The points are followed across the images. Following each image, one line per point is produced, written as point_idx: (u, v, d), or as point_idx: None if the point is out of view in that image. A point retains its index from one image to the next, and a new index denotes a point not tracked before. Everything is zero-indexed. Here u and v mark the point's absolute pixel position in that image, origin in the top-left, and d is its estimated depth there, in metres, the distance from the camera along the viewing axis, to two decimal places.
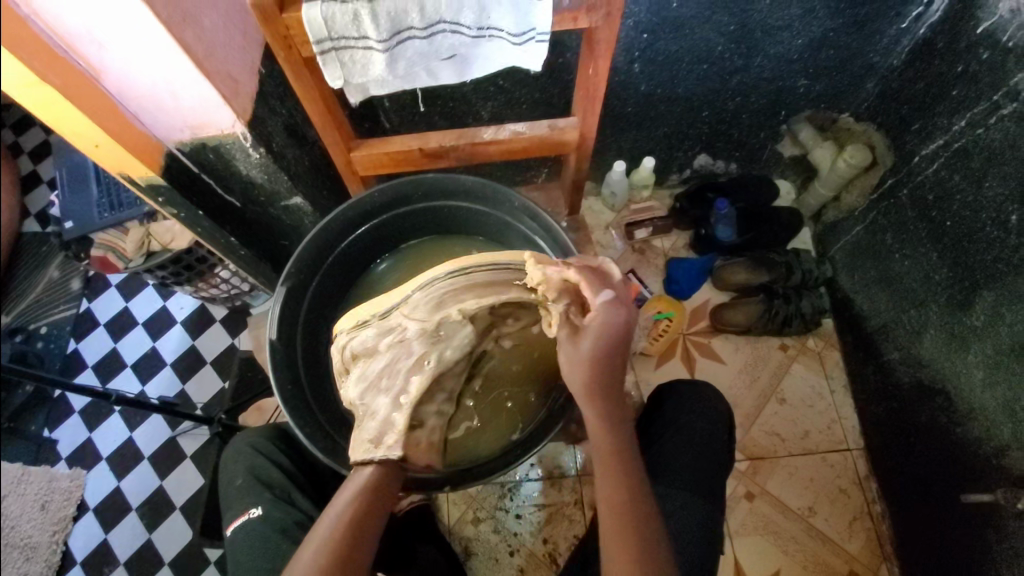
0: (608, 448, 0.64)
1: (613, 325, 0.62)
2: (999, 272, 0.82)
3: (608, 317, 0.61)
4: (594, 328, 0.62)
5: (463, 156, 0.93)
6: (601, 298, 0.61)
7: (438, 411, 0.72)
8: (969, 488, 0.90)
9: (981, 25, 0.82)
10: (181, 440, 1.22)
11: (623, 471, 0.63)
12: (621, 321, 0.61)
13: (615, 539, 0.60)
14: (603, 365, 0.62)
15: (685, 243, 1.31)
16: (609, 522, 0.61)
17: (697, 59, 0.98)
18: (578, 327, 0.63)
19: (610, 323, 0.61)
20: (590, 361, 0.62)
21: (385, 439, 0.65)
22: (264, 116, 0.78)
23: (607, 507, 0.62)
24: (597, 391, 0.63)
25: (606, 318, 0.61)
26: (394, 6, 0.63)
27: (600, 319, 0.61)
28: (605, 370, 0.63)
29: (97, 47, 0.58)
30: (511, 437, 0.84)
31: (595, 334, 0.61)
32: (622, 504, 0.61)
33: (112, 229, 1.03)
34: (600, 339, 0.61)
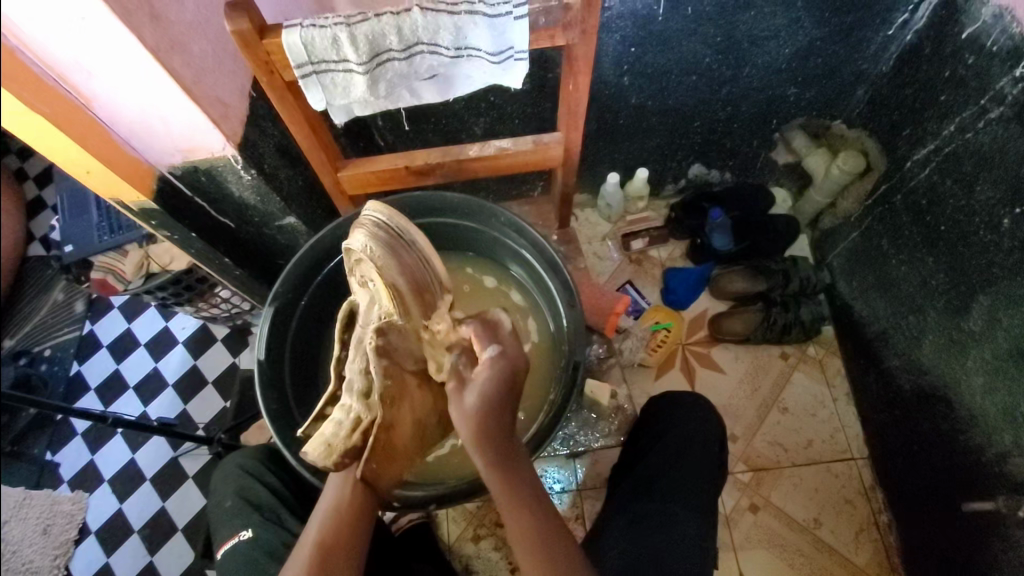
0: (513, 498, 0.61)
1: (496, 379, 0.61)
2: (995, 276, 0.82)
3: (492, 370, 0.61)
4: (478, 386, 0.61)
5: (450, 172, 0.94)
6: (489, 352, 0.63)
7: (340, 404, 0.73)
8: (971, 496, 0.88)
9: (966, 30, 0.83)
10: (182, 461, 1.22)
11: (535, 512, 0.61)
12: (507, 372, 0.62)
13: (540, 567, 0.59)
14: (493, 417, 0.61)
15: (682, 252, 1.30)
16: (530, 556, 0.60)
17: (685, 71, 0.99)
18: (463, 378, 0.64)
19: (492, 376, 0.61)
20: (477, 414, 0.60)
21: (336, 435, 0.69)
22: (256, 138, 0.79)
23: (522, 546, 0.60)
24: (479, 445, 0.61)
25: (488, 373, 0.61)
26: (372, 29, 0.65)
27: (484, 374, 0.61)
28: (493, 421, 0.61)
29: (86, 75, 0.59)
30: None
31: (481, 389, 0.61)
32: (535, 545, 0.60)
33: (111, 252, 1.05)
34: (484, 395, 0.61)
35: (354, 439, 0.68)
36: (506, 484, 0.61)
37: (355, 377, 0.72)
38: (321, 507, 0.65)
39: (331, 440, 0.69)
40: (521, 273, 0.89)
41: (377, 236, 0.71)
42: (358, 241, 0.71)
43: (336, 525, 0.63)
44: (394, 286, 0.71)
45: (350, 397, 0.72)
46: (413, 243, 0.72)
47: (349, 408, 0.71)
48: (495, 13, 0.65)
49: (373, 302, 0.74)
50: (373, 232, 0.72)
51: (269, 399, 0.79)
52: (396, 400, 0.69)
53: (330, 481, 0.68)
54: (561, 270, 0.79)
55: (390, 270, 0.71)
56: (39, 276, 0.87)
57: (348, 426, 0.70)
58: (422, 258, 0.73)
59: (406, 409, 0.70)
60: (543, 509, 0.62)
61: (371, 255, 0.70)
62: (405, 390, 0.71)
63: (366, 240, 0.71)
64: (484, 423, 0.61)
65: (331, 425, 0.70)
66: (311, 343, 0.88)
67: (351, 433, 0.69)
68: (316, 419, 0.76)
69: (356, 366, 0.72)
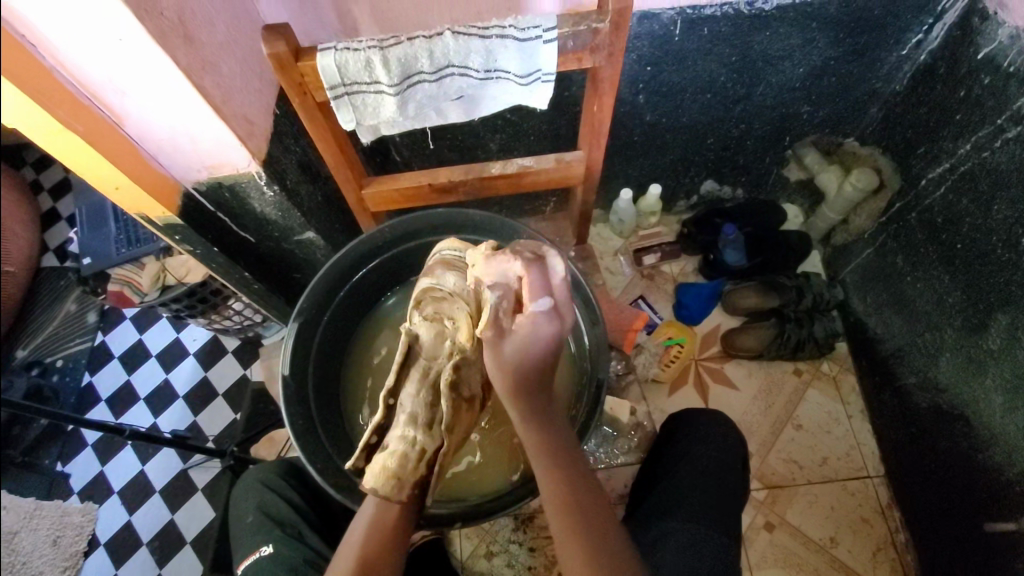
0: (546, 447, 0.63)
1: (540, 335, 0.61)
2: (1014, 295, 0.81)
3: (535, 327, 0.61)
4: (518, 337, 0.62)
5: (472, 189, 0.95)
6: (539, 305, 0.61)
7: (397, 435, 0.71)
8: (993, 517, 0.87)
9: (982, 50, 0.84)
10: (193, 473, 1.26)
11: (567, 466, 0.62)
12: (554, 330, 0.61)
13: (568, 537, 0.59)
14: (531, 370, 0.62)
15: (694, 268, 1.31)
16: (562, 523, 0.60)
17: (700, 89, 1.00)
18: (503, 326, 0.63)
19: (535, 333, 0.61)
20: (515, 366, 0.62)
21: (386, 464, 0.68)
22: (279, 154, 0.80)
23: (553, 509, 0.61)
24: (514, 394, 0.63)
25: (533, 326, 0.61)
26: (405, 53, 0.68)
27: (529, 326, 0.61)
28: (530, 371, 0.62)
29: (119, 94, 0.61)
30: (512, 478, 0.81)
31: (522, 340, 0.61)
32: (566, 497, 0.61)
33: (128, 265, 1.06)
34: (526, 348, 0.61)
35: (422, 470, 0.70)
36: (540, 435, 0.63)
37: (417, 408, 0.73)
38: (364, 518, 0.65)
39: (399, 472, 0.68)
40: None
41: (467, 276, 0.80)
42: (450, 280, 0.79)
43: (383, 543, 0.63)
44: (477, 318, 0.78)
45: (413, 428, 0.72)
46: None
47: (410, 438, 0.71)
48: (525, 37, 0.69)
49: (442, 336, 0.78)
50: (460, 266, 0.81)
51: (292, 414, 0.79)
52: (454, 427, 0.73)
53: (368, 501, 0.67)
54: (585, 288, 0.80)
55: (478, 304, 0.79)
56: (50, 289, 0.87)
57: (415, 456, 0.70)
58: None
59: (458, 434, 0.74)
60: (573, 460, 0.64)
61: (464, 293, 0.79)
62: (461, 417, 0.74)
63: (458, 279, 0.79)
64: (519, 374, 0.62)
65: (393, 456, 0.69)
66: (332, 357, 0.88)
67: (417, 463, 0.70)
68: (362, 449, 0.74)
69: (417, 398, 0.73)
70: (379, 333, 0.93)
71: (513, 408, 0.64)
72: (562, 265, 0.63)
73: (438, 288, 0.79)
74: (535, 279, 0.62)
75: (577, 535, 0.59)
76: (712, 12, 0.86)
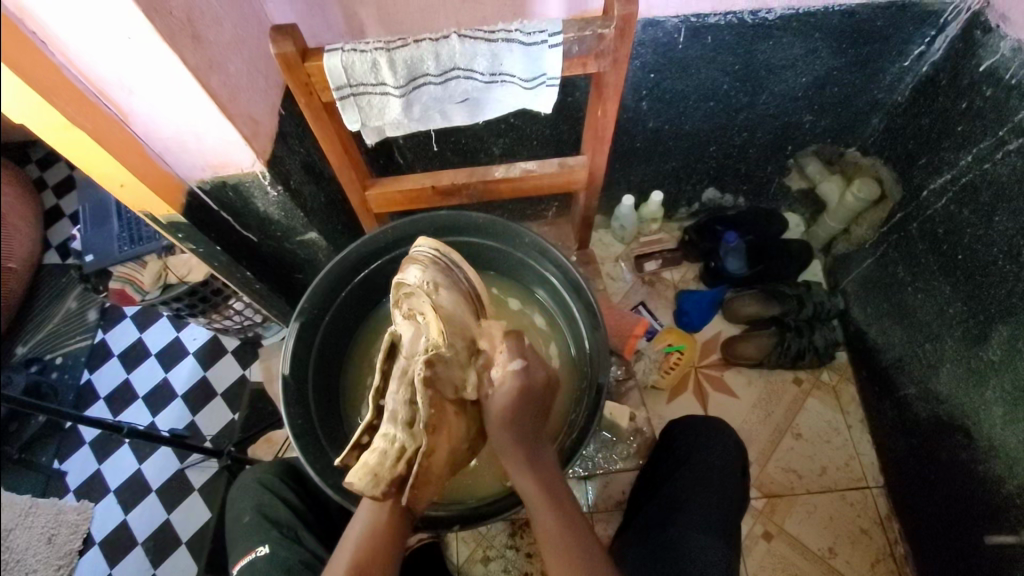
0: (540, 489, 0.65)
1: (515, 387, 0.69)
2: (1015, 306, 0.81)
3: (514, 380, 0.69)
4: (500, 391, 0.69)
5: (475, 193, 0.95)
6: (513, 364, 0.70)
7: (380, 433, 0.71)
8: (993, 529, 0.87)
9: (984, 62, 0.84)
10: (189, 472, 1.20)
11: (560, 498, 0.65)
12: (528, 381, 0.69)
13: (565, 559, 0.61)
14: (517, 420, 0.69)
15: (695, 275, 1.31)
16: (558, 550, 0.62)
17: (703, 97, 1.00)
18: (486, 389, 0.71)
19: (511, 386, 0.69)
20: (502, 416, 0.69)
21: (372, 463, 0.67)
22: (283, 155, 0.81)
23: (549, 539, 0.63)
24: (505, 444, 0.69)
25: (513, 379, 0.69)
26: (410, 55, 0.69)
27: (505, 381, 0.69)
28: (518, 419, 0.69)
29: (126, 93, 0.61)
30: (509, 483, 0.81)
31: (505, 393, 0.69)
32: (561, 529, 0.63)
33: (130, 263, 1.03)
34: (505, 400, 0.69)
35: (400, 468, 0.67)
36: (536, 478, 0.66)
37: (398, 407, 0.70)
38: (358, 523, 0.66)
39: (377, 469, 0.67)
40: (545, 296, 0.90)
41: (432, 268, 0.76)
42: (415, 274, 0.75)
43: (372, 544, 0.63)
44: (446, 316, 0.73)
45: (393, 426, 0.70)
46: (463, 274, 0.78)
47: (392, 437, 0.70)
48: (530, 42, 0.69)
49: (418, 334, 0.74)
50: (428, 258, 0.77)
51: (291, 414, 0.79)
52: (437, 427, 0.68)
53: (363, 505, 0.68)
54: (589, 296, 0.80)
55: (444, 298, 0.74)
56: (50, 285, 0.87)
57: (393, 454, 0.68)
58: (471, 292, 0.78)
59: (444, 437, 0.69)
60: (565, 496, 0.66)
61: (428, 287, 0.74)
62: (445, 417, 0.69)
63: (421, 272, 0.75)
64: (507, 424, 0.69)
65: (373, 453, 0.68)
66: (333, 357, 0.88)
67: (395, 462, 0.68)
68: (353, 447, 0.74)
69: (399, 397, 0.70)
70: (382, 333, 0.93)
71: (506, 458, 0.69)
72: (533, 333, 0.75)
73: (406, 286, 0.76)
74: (511, 344, 0.72)
75: (572, 559, 0.61)
76: (715, 20, 0.86)
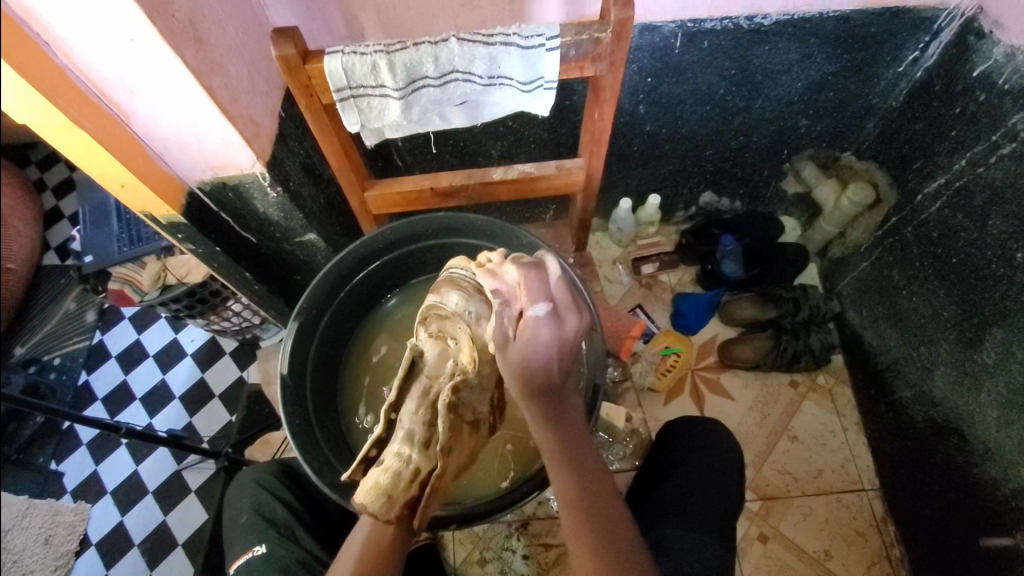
0: (556, 449, 0.63)
1: (543, 337, 0.61)
2: (1008, 309, 0.82)
3: (540, 331, 0.61)
4: (522, 340, 0.62)
5: (472, 195, 0.96)
6: (539, 310, 0.62)
7: (392, 450, 0.70)
8: (988, 531, 0.87)
9: (977, 68, 0.85)
10: (186, 474, 1.22)
11: (581, 463, 0.63)
12: (556, 331, 0.62)
13: (584, 532, 0.59)
14: (537, 377, 0.62)
15: (692, 278, 1.31)
16: (574, 522, 0.60)
17: (700, 101, 1.01)
18: (507, 336, 0.63)
19: (539, 337, 0.61)
20: (520, 372, 0.62)
21: (381, 482, 0.67)
22: (283, 157, 0.81)
23: (567, 508, 0.61)
24: (529, 399, 0.63)
25: (533, 330, 0.61)
26: (410, 57, 0.70)
27: (531, 331, 0.62)
28: (535, 376, 0.62)
29: (128, 93, 0.62)
30: (503, 485, 0.83)
31: (523, 346, 0.61)
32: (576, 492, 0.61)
33: (130, 263, 1.04)
34: (528, 351, 0.62)
35: (413, 490, 0.67)
36: (553, 437, 0.63)
37: (415, 426, 0.71)
38: (360, 534, 0.64)
39: (390, 490, 0.66)
40: None
41: (472, 297, 0.79)
42: (455, 299, 0.79)
43: (375, 555, 0.62)
44: (482, 344, 0.76)
45: (408, 447, 0.70)
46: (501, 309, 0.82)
47: (406, 457, 0.69)
48: (528, 45, 0.70)
49: (445, 354, 0.76)
50: (463, 283, 0.81)
51: (289, 413, 0.79)
52: (452, 448, 0.69)
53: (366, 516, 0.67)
54: (585, 298, 0.81)
55: (483, 329, 0.77)
56: (49, 286, 0.88)
57: (408, 476, 0.68)
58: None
59: (457, 456, 0.70)
60: (587, 459, 0.63)
61: (466, 313, 0.78)
62: (460, 438, 0.70)
63: (462, 299, 0.78)
64: (531, 378, 0.62)
65: (386, 473, 0.68)
66: (331, 358, 0.89)
67: (409, 483, 0.67)
68: (361, 462, 0.74)
69: (417, 415, 0.72)
70: (380, 334, 0.93)
71: (523, 412, 0.64)
72: (559, 268, 0.66)
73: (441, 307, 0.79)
74: (535, 285, 0.63)
75: (591, 530, 0.59)
76: (712, 25, 0.87)
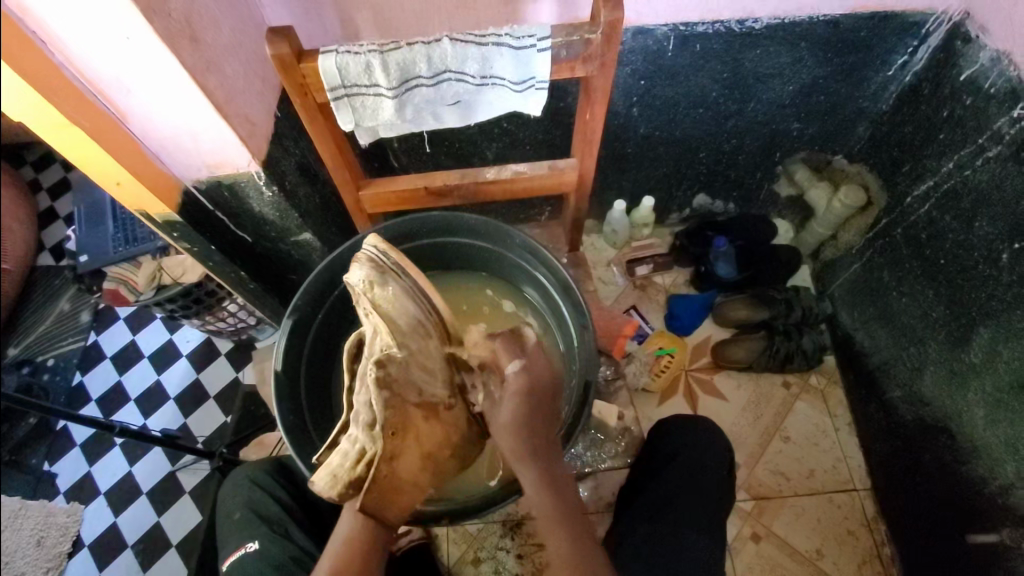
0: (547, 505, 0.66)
1: (519, 391, 0.70)
2: (995, 309, 0.83)
3: (516, 384, 0.70)
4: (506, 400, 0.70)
5: (466, 194, 0.96)
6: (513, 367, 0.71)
7: (347, 434, 0.72)
8: (975, 529, 0.88)
9: (964, 72, 0.87)
10: (180, 475, 1.19)
11: (568, 514, 0.66)
12: (530, 383, 0.70)
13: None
14: (529, 429, 0.69)
15: (686, 280, 1.33)
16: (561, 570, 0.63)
17: (692, 104, 1.02)
18: (494, 399, 0.73)
19: (516, 389, 0.70)
20: (512, 426, 0.69)
21: (334, 464, 0.70)
22: (278, 156, 0.82)
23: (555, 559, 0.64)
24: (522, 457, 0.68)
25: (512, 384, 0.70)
26: (403, 57, 0.70)
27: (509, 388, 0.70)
28: (527, 431, 0.68)
29: (125, 92, 0.63)
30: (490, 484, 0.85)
31: (515, 405, 0.69)
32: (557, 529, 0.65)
33: (124, 263, 1.05)
34: (512, 408, 0.69)
35: (359, 470, 0.69)
36: (544, 484, 0.67)
37: (362, 408, 0.71)
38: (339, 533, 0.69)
39: (337, 469, 0.70)
40: (535, 295, 0.91)
41: (375, 269, 0.76)
42: (356, 275, 0.76)
43: (348, 557, 0.66)
44: (389, 316, 0.73)
45: (356, 429, 0.71)
46: (409, 277, 0.77)
47: (354, 438, 0.71)
48: (520, 46, 0.71)
49: (373, 335, 0.74)
50: (376, 259, 0.77)
51: (283, 411, 0.80)
52: (399, 430, 0.69)
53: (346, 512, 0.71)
54: (585, 312, 0.81)
55: (385, 300, 0.74)
56: (43, 287, 0.88)
57: (353, 456, 0.70)
58: (416, 290, 0.77)
59: (410, 441, 0.70)
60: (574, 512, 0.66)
61: (366, 286, 0.74)
62: (408, 421, 0.70)
63: (363, 272, 0.75)
64: (520, 435, 0.68)
65: (337, 454, 0.71)
66: (325, 356, 0.89)
67: (355, 463, 0.70)
68: (328, 447, 0.76)
69: (361, 399, 0.71)
70: None
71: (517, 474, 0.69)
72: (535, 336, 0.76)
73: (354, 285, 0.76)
74: (508, 344, 0.73)
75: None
76: (704, 29, 0.88)
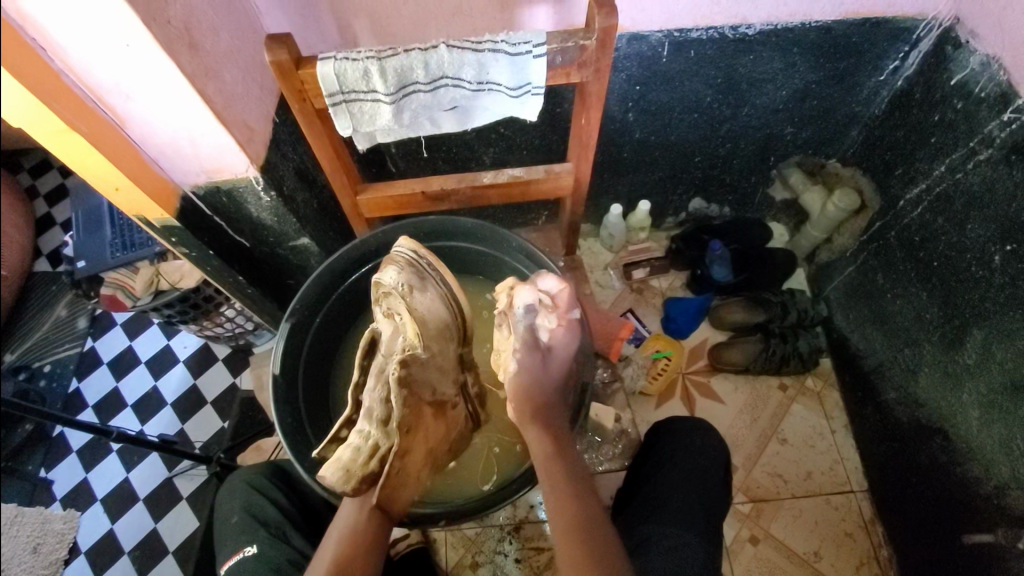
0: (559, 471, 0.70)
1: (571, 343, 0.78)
2: (987, 311, 0.84)
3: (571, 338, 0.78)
4: (556, 351, 0.78)
5: (463, 199, 0.97)
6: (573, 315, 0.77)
7: (356, 429, 0.74)
8: (971, 528, 0.89)
9: (955, 76, 0.88)
10: (176, 481, 1.19)
11: (580, 482, 0.70)
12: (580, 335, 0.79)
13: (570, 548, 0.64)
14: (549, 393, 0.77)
15: (682, 283, 1.34)
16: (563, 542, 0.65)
17: (687, 109, 1.03)
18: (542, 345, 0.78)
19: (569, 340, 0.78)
20: (556, 380, 0.78)
21: (345, 461, 0.70)
22: (276, 161, 0.82)
23: (559, 529, 0.66)
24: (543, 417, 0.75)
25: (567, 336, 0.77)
26: (401, 64, 0.71)
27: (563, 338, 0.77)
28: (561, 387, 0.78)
29: (124, 98, 0.63)
30: (484, 489, 0.86)
31: (557, 357, 0.78)
32: (572, 516, 0.67)
33: (122, 269, 1.05)
34: (557, 360, 0.78)
35: (373, 465, 0.71)
36: (552, 453, 0.72)
37: (374, 404, 0.73)
38: (337, 527, 0.68)
39: (349, 465, 0.70)
40: None
41: (410, 271, 0.77)
42: (390, 275, 0.76)
43: (348, 556, 0.65)
44: (422, 319, 0.75)
45: (368, 423, 0.73)
46: (444, 283, 0.80)
47: (366, 434, 0.73)
48: (516, 52, 0.72)
49: (397, 333, 0.77)
50: (415, 255, 0.80)
51: (281, 415, 0.80)
52: (412, 429, 0.73)
53: (346, 504, 0.71)
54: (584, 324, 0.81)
55: (421, 301, 0.76)
56: (40, 293, 0.87)
57: (367, 452, 0.72)
58: (451, 296, 0.80)
59: (419, 439, 0.74)
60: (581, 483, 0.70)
61: (401, 288, 0.75)
62: (419, 420, 0.74)
63: (400, 272, 0.76)
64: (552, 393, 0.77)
65: (347, 449, 0.71)
66: (321, 360, 0.89)
67: (369, 458, 0.71)
68: (331, 440, 0.76)
69: (376, 394, 0.73)
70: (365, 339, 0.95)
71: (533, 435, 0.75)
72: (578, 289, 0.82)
73: (390, 280, 0.76)
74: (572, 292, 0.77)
75: (583, 542, 0.64)
76: (698, 35, 0.89)
